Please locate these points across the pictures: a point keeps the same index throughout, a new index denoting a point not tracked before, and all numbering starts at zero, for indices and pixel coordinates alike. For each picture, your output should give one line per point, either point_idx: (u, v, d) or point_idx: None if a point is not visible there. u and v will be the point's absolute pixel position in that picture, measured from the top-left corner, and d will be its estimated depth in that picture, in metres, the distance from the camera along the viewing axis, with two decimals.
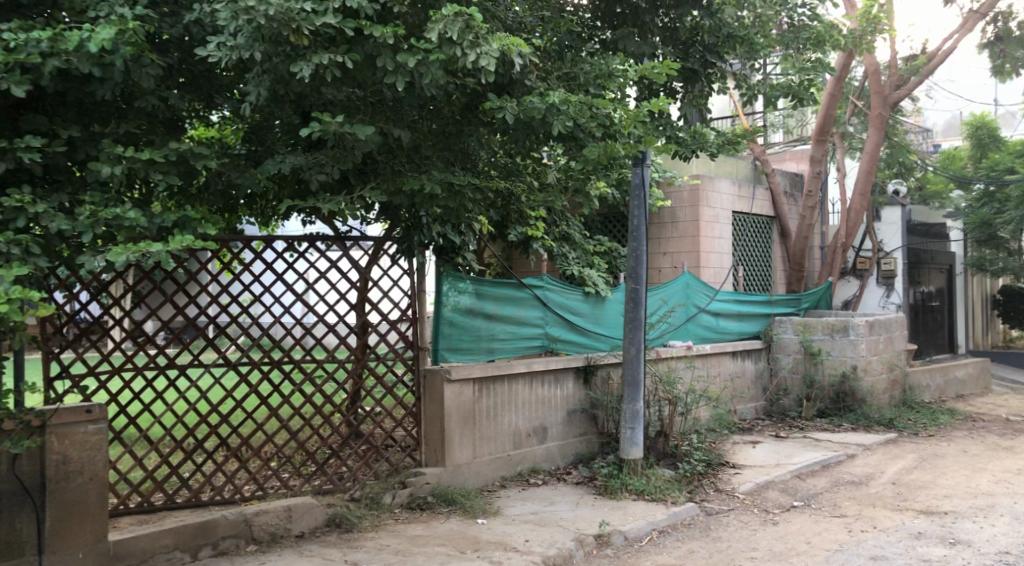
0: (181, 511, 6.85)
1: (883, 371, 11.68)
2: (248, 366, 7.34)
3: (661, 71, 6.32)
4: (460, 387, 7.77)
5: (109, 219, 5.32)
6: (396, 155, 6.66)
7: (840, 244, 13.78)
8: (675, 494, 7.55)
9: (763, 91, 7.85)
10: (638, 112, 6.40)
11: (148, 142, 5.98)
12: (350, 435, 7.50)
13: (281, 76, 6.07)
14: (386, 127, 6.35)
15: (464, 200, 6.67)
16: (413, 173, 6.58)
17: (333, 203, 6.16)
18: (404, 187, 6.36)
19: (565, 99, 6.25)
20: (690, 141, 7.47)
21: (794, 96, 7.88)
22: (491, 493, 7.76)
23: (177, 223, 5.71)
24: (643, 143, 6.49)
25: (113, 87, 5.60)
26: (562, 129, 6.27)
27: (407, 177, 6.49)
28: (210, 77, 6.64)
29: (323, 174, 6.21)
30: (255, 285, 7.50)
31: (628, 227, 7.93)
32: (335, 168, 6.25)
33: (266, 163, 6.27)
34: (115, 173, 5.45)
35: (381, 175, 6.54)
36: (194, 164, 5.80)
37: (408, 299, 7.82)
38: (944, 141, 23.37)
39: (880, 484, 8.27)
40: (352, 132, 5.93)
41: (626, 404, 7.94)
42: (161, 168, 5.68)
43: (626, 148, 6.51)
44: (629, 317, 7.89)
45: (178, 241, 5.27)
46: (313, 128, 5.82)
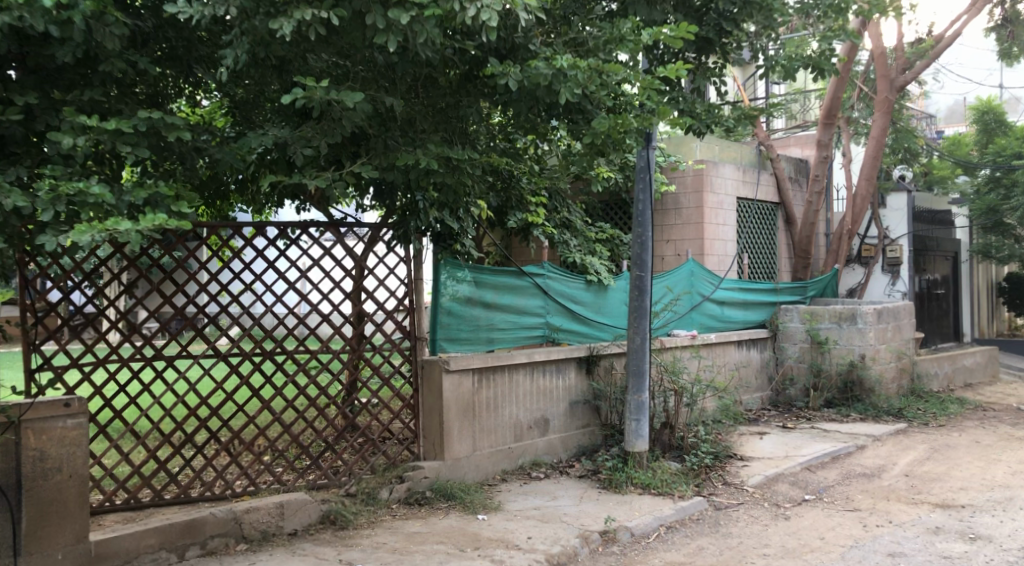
0: (170, 507, 6.59)
1: (892, 360, 11.42)
2: (240, 358, 7.07)
3: (684, 34, 6.06)
4: (459, 377, 7.50)
5: (72, 195, 5.01)
6: (390, 133, 6.37)
7: (846, 231, 13.52)
8: (682, 488, 7.30)
9: (782, 62, 7.43)
10: (651, 79, 6.10)
11: (115, 111, 5.64)
12: (345, 429, 7.24)
13: (261, 38, 5.77)
14: (376, 95, 6.09)
15: (463, 176, 6.42)
16: (407, 147, 6.26)
17: (320, 181, 5.92)
18: (399, 164, 6.05)
19: (574, 65, 5.99)
20: (705, 115, 7.33)
21: (815, 67, 7.40)
22: (491, 488, 7.51)
23: (148, 200, 5.37)
24: (654, 115, 6.20)
25: (74, 48, 5.33)
26: (570, 96, 6.01)
27: (401, 152, 6.20)
28: (189, 47, 6.31)
29: (309, 148, 6.00)
30: (246, 273, 7.21)
31: (632, 211, 7.66)
32: (322, 141, 6.03)
33: (247, 137, 5.98)
34: (77, 145, 5.14)
35: (373, 152, 6.28)
36: (166, 135, 5.53)
37: (405, 287, 7.56)
38: (948, 128, 23.11)
39: (892, 477, 8.02)
40: (339, 99, 5.66)
41: (630, 395, 7.68)
42: (130, 140, 5.37)
43: (637, 121, 6.22)
44: (634, 305, 7.61)
45: (149, 221, 4.97)
46: (296, 94, 5.54)
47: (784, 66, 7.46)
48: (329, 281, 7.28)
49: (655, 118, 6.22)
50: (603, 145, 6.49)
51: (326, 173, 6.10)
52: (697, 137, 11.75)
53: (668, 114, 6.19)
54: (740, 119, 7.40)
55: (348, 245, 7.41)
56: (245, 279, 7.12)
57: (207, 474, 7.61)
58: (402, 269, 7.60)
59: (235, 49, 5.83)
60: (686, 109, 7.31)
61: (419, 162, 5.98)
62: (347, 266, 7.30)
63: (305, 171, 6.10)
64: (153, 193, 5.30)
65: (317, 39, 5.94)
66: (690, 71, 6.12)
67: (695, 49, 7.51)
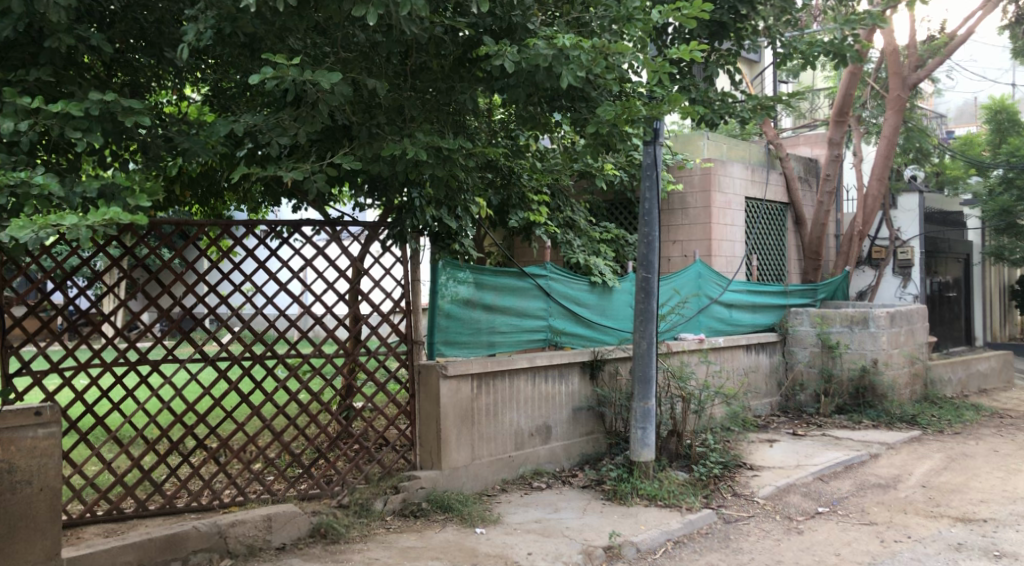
0: (154, 519, 6.28)
1: (905, 365, 11.10)
2: (229, 362, 6.76)
3: (698, 14, 5.75)
4: (457, 383, 7.18)
5: (14, 184, 4.82)
6: (378, 122, 6.09)
7: (857, 232, 13.19)
8: (690, 500, 6.98)
9: (802, 48, 7.13)
10: (664, 62, 5.77)
11: (65, 92, 5.47)
12: (338, 436, 6.94)
13: (227, 11, 5.57)
14: (359, 78, 5.80)
15: (454, 167, 6.03)
16: (393, 135, 5.96)
17: (295, 172, 5.67)
18: (384, 153, 5.76)
19: (577, 45, 5.70)
20: (719, 104, 7.21)
21: (837, 53, 7.05)
22: (491, 499, 7.19)
23: (102, 193, 5.12)
24: (666, 102, 5.93)
25: (16, 21, 5.16)
26: (572, 79, 5.71)
27: (388, 141, 5.90)
28: (160, 29, 6.13)
29: (284, 137, 5.73)
30: (236, 274, 6.91)
31: (638, 210, 7.34)
32: (298, 129, 5.78)
33: (216, 124, 5.70)
34: (19, 129, 4.92)
35: (359, 139, 5.96)
36: (123, 120, 5.22)
37: (401, 288, 7.25)
38: (958, 128, 22.77)
39: (909, 488, 7.69)
40: (314, 80, 5.37)
41: (636, 402, 7.36)
42: (79, 126, 5.11)
43: (648, 109, 5.95)
44: (640, 308, 7.31)
45: (99, 215, 4.73)
46: (265, 74, 5.25)
47: (805, 50, 7.14)
48: (322, 282, 6.98)
49: (665, 105, 5.93)
50: (609, 141, 6.26)
51: (304, 164, 5.86)
52: (704, 134, 11.43)
53: (680, 103, 5.90)
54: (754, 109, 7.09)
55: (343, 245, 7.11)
56: (234, 280, 6.81)
57: (193, 483, 7.31)
58: (398, 269, 7.30)
59: (198, 22, 5.58)
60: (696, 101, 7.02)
61: (407, 153, 5.68)
62: (341, 267, 7.01)
63: (280, 162, 5.86)
64: (104, 182, 5.09)
65: (288, 13, 5.68)
66: (702, 54, 5.83)
67: (707, 34, 7.22)
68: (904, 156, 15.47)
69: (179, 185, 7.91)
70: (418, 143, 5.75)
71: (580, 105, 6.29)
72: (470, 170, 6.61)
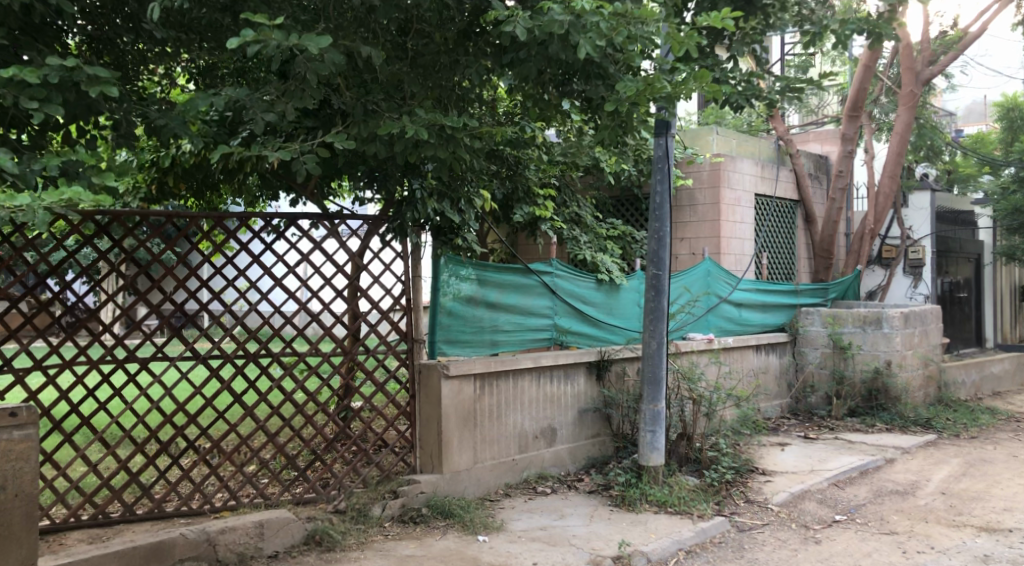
0: (142, 524, 6.01)
1: (919, 366, 10.81)
2: (221, 361, 6.47)
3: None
4: (459, 383, 6.89)
5: None
6: (377, 98, 5.86)
7: (869, 231, 12.88)
8: (702, 507, 6.69)
9: (834, 26, 6.79)
10: (692, 31, 5.54)
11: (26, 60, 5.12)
12: (335, 438, 6.66)
13: None
14: (352, 45, 5.51)
15: (458, 149, 5.70)
16: (392, 113, 5.70)
17: (282, 152, 5.46)
18: (382, 132, 5.48)
19: (597, 12, 5.41)
20: (745, 89, 6.92)
21: (874, 31, 6.77)
22: (494, 504, 6.90)
23: (63, 171, 5.06)
24: (692, 81, 5.66)
25: None
26: (590, 49, 5.41)
27: (386, 119, 5.63)
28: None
29: (272, 112, 5.52)
30: (229, 269, 6.61)
31: (649, 204, 7.06)
32: (285, 104, 5.57)
33: (196, 97, 5.38)
34: None
35: (354, 117, 5.71)
36: (87, 89, 4.86)
37: (401, 285, 6.96)
38: (967, 128, 22.49)
39: (928, 495, 7.40)
40: (301, 44, 5.03)
41: (645, 404, 7.08)
42: (37, 95, 4.77)
43: (672, 85, 5.68)
44: (650, 306, 7.03)
45: (57, 196, 4.89)
46: (246, 37, 4.89)
47: (837, 29, 6.82)
48: (319, 277, 6.68)
49: (690, 82, 5.66)
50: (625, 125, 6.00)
51: (294, 143, 5.69)
52: (713, 128, 11.12)
53: (708, 79, 5.55)
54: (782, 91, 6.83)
55: (341, 240, 6.83)
56: (227, 275, 6.52)
57: (182, 486, 7.04)
58: (398, 265, 7.01)
59: None
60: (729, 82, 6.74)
61: (406, 132, 5.41)
62: (339, 262, 6.71)
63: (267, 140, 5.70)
64: (66, 160, 4.99)
65: None
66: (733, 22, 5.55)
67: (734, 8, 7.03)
68: (916, 154, 15.18)
69: (172, 177, 7.69)
70: (418, 122, 5.48)
71: (595, 80, 6.00)
72: (476, 154, 6.28)
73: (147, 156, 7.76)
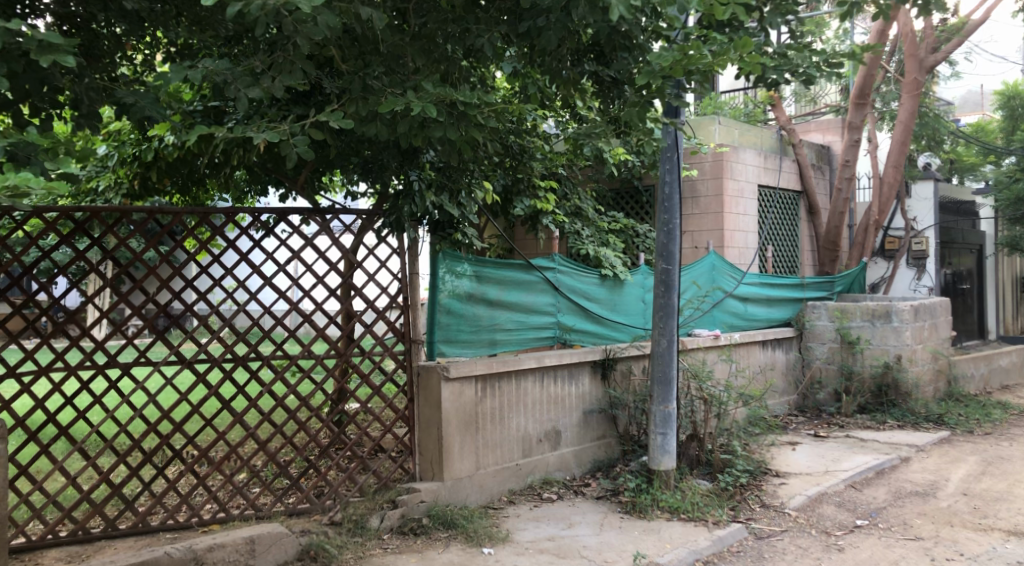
0: (125, 540, 5.68)
1: (928, 361, 10.52)
2: (209, 365, 6.11)
3: None
4: (460, 386, 6.55)
5: None
6: (375, 75, 5.50)
7: (874, 222, 12.55)
8: (717, 513, 6.39)
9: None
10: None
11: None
12: (330, 444, 6.34)
13: None
14: (350, 7, 5.04)
15: (471, 127, 5.30)
16: (395, 89, 5.37)
17: (270, 133, 5.16)
18: (383, 110, 5.09)
19: None
20: (781, 61, 6.18)
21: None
22: (497, 512, 6.56)
23: (10, 154, 4.62)
24: (732, 48, 5.30)
25: None
26: (622, 14, 5.06)
27: (388, 95, 5.29)
28: None
29: (255, 90, 5.12)
30: (215, 267, 6.25)
31: (658, 195, 6.73)
32: (272, 79, 5.19)
33: (168, 72, 4.91)
34: None
35: (350, 95, 5.38)
36: (37, 59, 4.35)
37: (397, 283, 6.62)
38: (963, 117, 22.19)
39: (950, 496, 7.07)
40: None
41: (656, 406, 6.76)
42: None
43: (712, 56, 5.32)
44: (660, 303, 6.70)
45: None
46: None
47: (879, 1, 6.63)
48: (311, 274, 6.32)
49: (732, 52, 5.28)
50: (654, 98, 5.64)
51: (284, 124, 5.36)
52: (717, 118, 10.80)
53: (751, 48, 5.20)
54: (818, 66, 6.22)
55: (334, 236, 6.49)
56: (214, 274, 6.17)
57: (167, 498, 6.68)
58: (394, 262, 6.66)
59: None
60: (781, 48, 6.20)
61: (412, 109, 5.03)
62: (332, 258, 6.36)
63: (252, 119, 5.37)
64: (14, 143, 4.59)
65: None
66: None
67: None
68: (918, 143, 14.85)
69: (156, 171, 7.36)
70: (424, 98, 5.09)
71: (622, 54, 5.84)
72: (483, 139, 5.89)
73: (129, 151, 7.42)
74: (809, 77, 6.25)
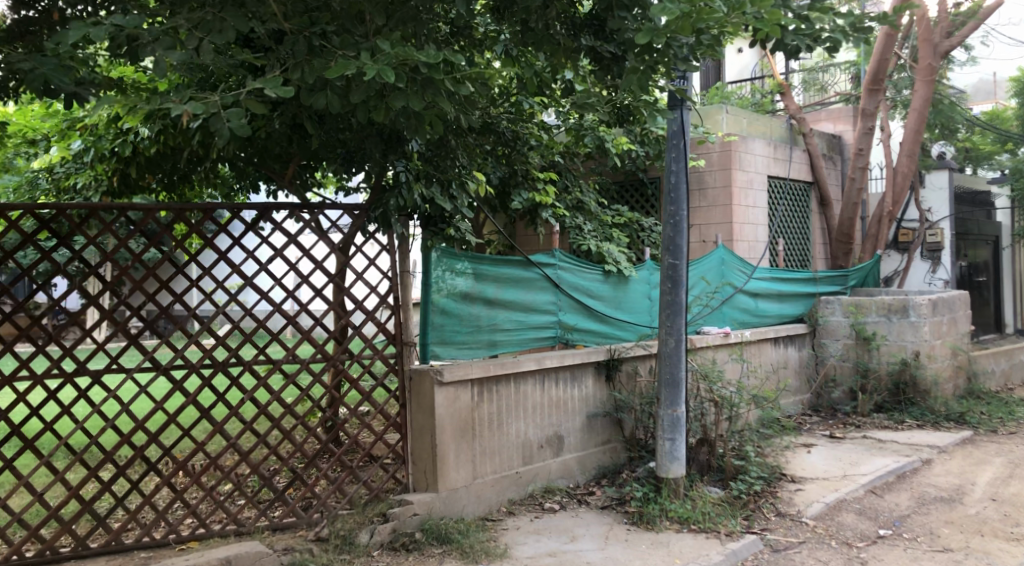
0: (96, 560, 5.31)
1: (948, 357, 10.08)
2: (186, 372, 5.72)
3: None
4: (454, 390, 6.16)
5: None
6: (324, 30, 5.06)
7: (887, 213, 12.02)
8: (729, 524, 6.01)
9: None
10: None
11: None
12: (317, 454, 5.96)
13: None
14: None
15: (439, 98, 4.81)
16: (347, 49, 4.89)
17: (196, 105, 4.70)
18: (334, 76, 4.62)
19: None
20: (802, 26, 5.45)
21: None
22: (495, 524, 6.17)
23: None
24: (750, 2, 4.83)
25: None
26: None
27: (338, 57, 4.83)
28: None
29: (175, 52, 4.62)
30: (191, 268, 5.89)
31: (664, 185, 6.33)
32: (199, 39, 4.75)
33: (66, 32, 4.42)
34: None
35: (294, 58, 4.96)
36: None
37: (387, 281, 6.24)
38: (975, 106, 21.63)
39: (978, 502, 6.65)
40: None
41: (664, 409, 6.36)
42: None
43: (725, 10, 4.89)
44: (667, 300, 6.30)
45: None
46: None
47: None
48: (295, 274, 5.94)
49: (748, 6, 4.85)
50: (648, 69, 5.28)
51: (214, 95, 4.89)
52: (724, 107, 10.40)
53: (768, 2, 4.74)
54: (844, 30, 5.46)
55: (319, 234, 6.10)
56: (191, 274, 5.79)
57: (144, 514, 6.29)
58: (384, 259, 6.28)
59: None
60: (803, 11, 5.50)
61: (366, 74, 4.55)
62: (317, 256, 5.97)
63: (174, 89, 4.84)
64: None
65: None
66: None
67: None
68: (932, 132, 14.77)
69: (135, 167, 7.00)
70: (382, 61, 4.61)
71: (620, 13, 5.43)
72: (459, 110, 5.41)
73: (106, 146, 6.95)
74: (834, 43, 5.51)
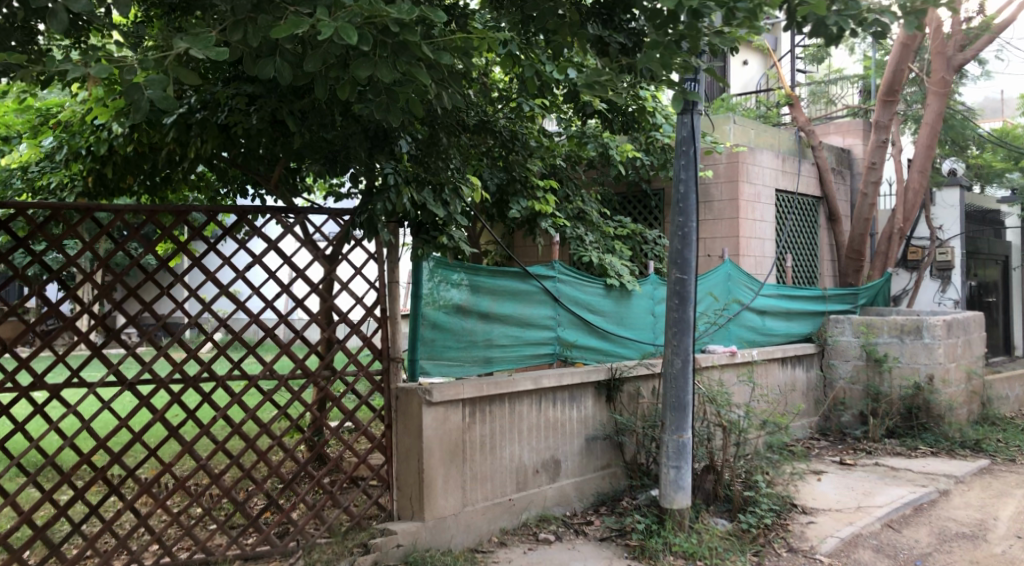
0: None
1: (962, 381, 9.64)
2: (153, 387, 5.23)
3: None
4: (444, 410, 5.73)
5: None
6: None
7: (897, 230, 11.61)
8: (738, 560, 5.62)
9: None
10: None
11: None
12: (295, 477, 5.52)
13: None
14: None
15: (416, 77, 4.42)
16: (300, 5, 4.44)
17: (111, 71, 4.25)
18: (285, 35, 4.16)
19: None
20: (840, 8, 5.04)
21: None
22: (485, 556, 5.73)
23: None
24: None
25: None
26: None
27: (291, 14, 4.39)
28: None
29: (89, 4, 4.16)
30: (162, 275, 5.44)
31: (672, 192, 5.91)
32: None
33: None
34: None
35: (235, 14, 4.49)
36: None
37: (374, 293, 5.81)
38: (986, 124, 21.19)
39: (1003, 540, 6.21)
40: None
41: (669, 434, 5.93)
42: None
43: None
44: (673, 317, 5.88)
45: None
46: None
47: None
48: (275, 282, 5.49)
49: None
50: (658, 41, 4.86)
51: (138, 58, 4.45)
52: (731, 116, 10.02)
53: None
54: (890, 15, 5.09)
55: (302, 241, 5.66)
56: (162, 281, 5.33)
57: (107, 540, 5.81)
58: (372, 268, 5.85)
59: None
60: None
61: (322, 30, 4.10)
62: (299, 263, 5.53)
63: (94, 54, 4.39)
64: None
65: None
66: None
67: None
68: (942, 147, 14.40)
69: (109, 166, 6.55)
70: (341, 17, 4.15)
71: None
72: (441, 90, 5.00)
73: (78, 143, 6.51)
74: (880, 30, 5.13)
